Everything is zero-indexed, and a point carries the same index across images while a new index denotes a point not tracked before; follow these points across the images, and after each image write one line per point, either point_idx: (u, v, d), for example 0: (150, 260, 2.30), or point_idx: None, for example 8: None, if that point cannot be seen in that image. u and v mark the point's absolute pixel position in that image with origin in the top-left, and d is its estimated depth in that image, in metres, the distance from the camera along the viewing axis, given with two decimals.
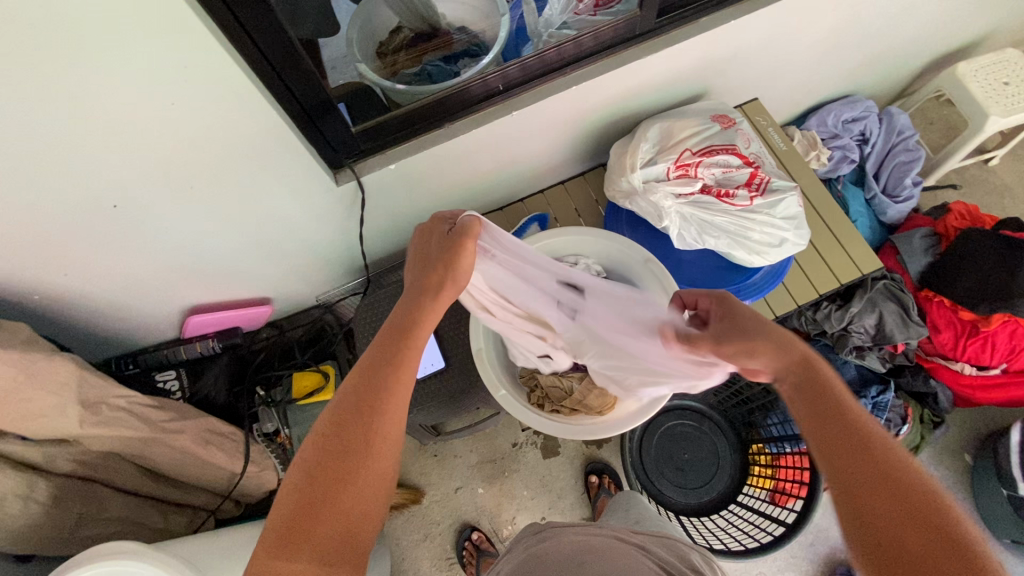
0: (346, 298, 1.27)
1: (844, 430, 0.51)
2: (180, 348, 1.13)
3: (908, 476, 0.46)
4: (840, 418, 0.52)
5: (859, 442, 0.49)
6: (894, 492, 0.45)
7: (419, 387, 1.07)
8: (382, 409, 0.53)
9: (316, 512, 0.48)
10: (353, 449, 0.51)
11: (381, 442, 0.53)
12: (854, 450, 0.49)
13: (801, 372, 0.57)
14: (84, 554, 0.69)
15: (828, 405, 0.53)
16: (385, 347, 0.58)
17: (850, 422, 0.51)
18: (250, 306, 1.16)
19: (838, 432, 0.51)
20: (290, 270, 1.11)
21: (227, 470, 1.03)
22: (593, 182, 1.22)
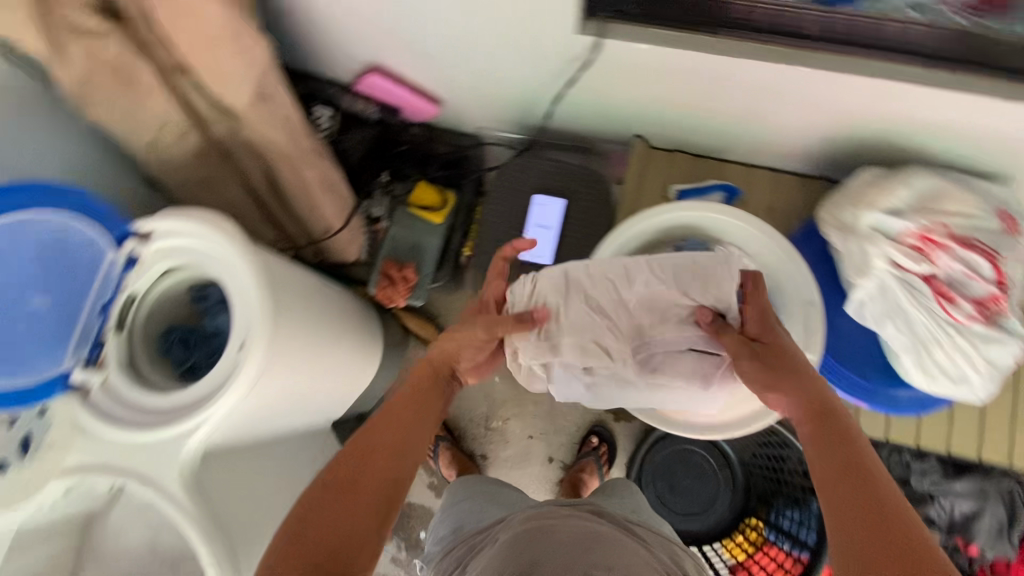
0: (500, 146, 1.23)
1: (842, 456, 0.58)
2: (343, 96, 1.13)
3: (889, 504, 0.53)
4: (846, 449, 0.58)
5: (856, 468, 0.57)
6: (873, 519, 0.52)
7: (518, 267, 1.04)
8: (370, 478, 0.62)
9: (308, 529, 0.57)
10: (338, 497, 0.60)
11: (365, 492, 0.61)
12: (852, 495, 0.55)
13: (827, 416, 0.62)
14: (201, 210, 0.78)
15: (845, 445, 0.59)
16: (335, 468, 0.62)
17: (852, 458, 0.57)
18: (421, 99, 1.12)
19: (841, 482, 0.56)
20: (475, 86, 1.05)
21: (325, 223, 1.08)
22: (808, 190, 1.04)
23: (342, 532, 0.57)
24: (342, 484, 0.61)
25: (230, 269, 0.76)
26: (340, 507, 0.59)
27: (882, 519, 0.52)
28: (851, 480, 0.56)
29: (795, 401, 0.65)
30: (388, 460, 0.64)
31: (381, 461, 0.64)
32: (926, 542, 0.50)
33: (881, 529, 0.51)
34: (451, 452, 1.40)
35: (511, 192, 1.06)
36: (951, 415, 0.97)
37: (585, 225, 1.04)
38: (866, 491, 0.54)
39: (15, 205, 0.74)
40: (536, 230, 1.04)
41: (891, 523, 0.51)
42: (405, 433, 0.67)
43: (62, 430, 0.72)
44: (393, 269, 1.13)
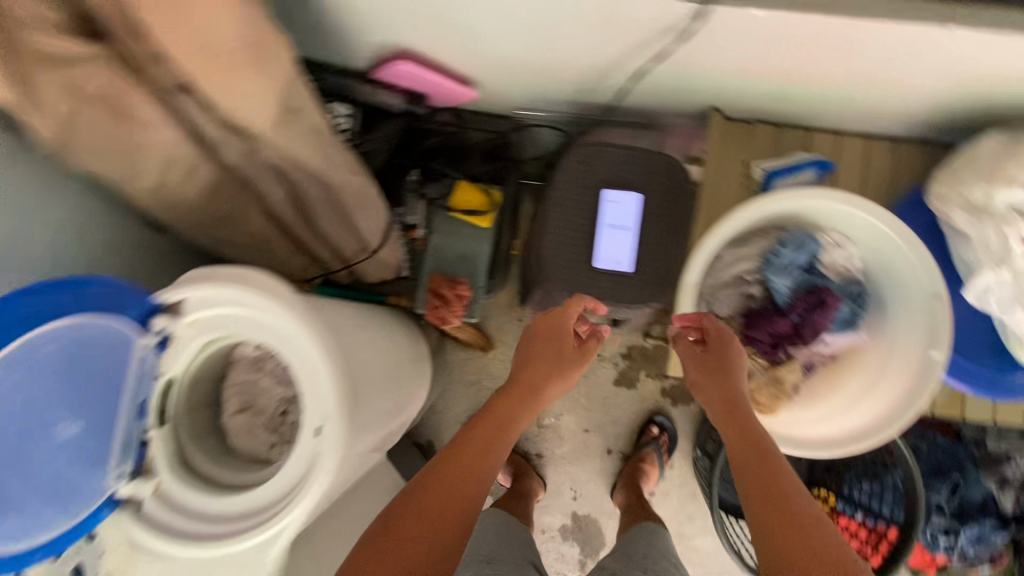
0: (544, 127, 1.07)
1: (754, 457, 0.64)
2: (364, 86, 0.94)
3: (777, 479, 0.61)
4: (755, 454, 0.64)
5: (760, 449, 0.65)
6: (803, 538, 0.56)
7: (591, 275, 0.89)
8: (432, 498, 0.65)
9: (398, 538, 0.62)
10: (426, 508, 0.64)
11: (437, 504, 0.65)
12: (754, 467, 0.63)
13: (736, 412, 0.69)
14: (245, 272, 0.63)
15: (756, 447, 0.65)
16: (420, 486, 0.67)
17: (754, 434, 0.66)
18: (455, 84, 0.95)
19: (750, 450, 0.65)
20: (522, 68, 0.88)
21: (360, 242, 0.93)
22: (901, 157, 0.93)
23: (416, 540, 0.62)
24: (419, 506, 0.64)
25: (287, 340, 0.63)
26: (411, 512, 0.64)
27: (791, 512, 0.58)
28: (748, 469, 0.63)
29: (711, 395, 0.72)
30: (520, 400, 0.78)
31: (511, 402, 0.77)
32: (803, 510, 0.58)
33: (779, 501, 0.59)
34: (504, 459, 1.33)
35: (573, 189, 0.90)
36: None
37: (666, 223, 0.89)
38: (762, 473, 0.62)
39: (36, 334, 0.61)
40: (609, 232, 0.89)
41: (756, 439, 0.65)
42: (511, 416, 0.76)
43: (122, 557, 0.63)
44: (445, 287, 0.97)
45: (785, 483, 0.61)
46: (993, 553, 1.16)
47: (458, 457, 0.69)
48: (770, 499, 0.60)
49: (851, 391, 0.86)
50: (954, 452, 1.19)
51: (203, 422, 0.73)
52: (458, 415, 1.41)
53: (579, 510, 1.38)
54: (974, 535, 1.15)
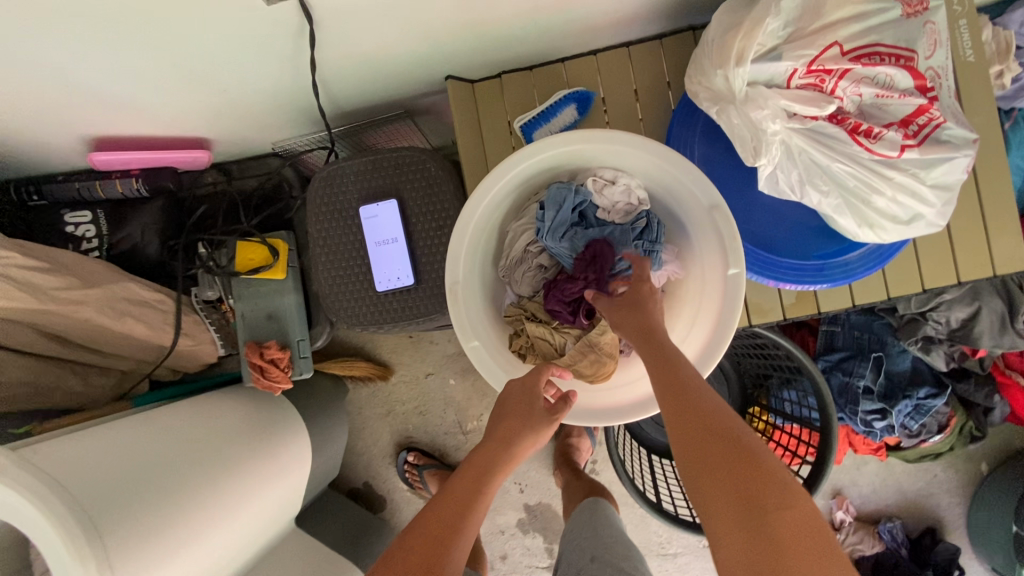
0: (314, 151, 0.99)
1: (677, 400, 0.55)
2: (95, 184, 0.90)
3: (721, 423, 0.53)
4: (680, 395, 0.56)
5: (680, 387, 0.56)
6: (747, 480, 0.48)
7: (378, 300, 0.82)
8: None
9: None
10: None
11: None
12: (684, 409, 0.55)
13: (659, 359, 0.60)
14: None
15: (674, 384, 0.56)
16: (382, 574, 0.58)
17: (670, 373, 0.58)
18: (182, 149, 0.89)
19: (693, 399, 0.55)
20: (228, 112, 0.81)
21: (153, 342, 0.89)
22: (666, 55, 0.82)
23: None
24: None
25: None
26: None
27: (756, 464, 0.49)
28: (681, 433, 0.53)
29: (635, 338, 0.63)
30: (480, 470, 0.67)
31: (467, 476, 0.67)
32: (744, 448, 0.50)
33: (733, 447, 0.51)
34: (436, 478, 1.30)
35: (329, 216, 0.82)
36: (917, 253, 0.81)
37: (434, 218, 0.82)
38: (688, 418, 0.54)
39: None
40: (379, 250, 0.82)
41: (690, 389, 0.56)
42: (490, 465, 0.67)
43: None
44: (256, 355, 0.91)
45: (714, 415, 0.53)
46: (941, 420, 1.09)
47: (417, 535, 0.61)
48: (708, 461, 0.51)
49: (681, 326, 0.76)
50: (871, 328, 1.11)
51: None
52: (384, 448, 1.38)
53: (530, 501, 1.35)
54: (909, 408, 1.07)
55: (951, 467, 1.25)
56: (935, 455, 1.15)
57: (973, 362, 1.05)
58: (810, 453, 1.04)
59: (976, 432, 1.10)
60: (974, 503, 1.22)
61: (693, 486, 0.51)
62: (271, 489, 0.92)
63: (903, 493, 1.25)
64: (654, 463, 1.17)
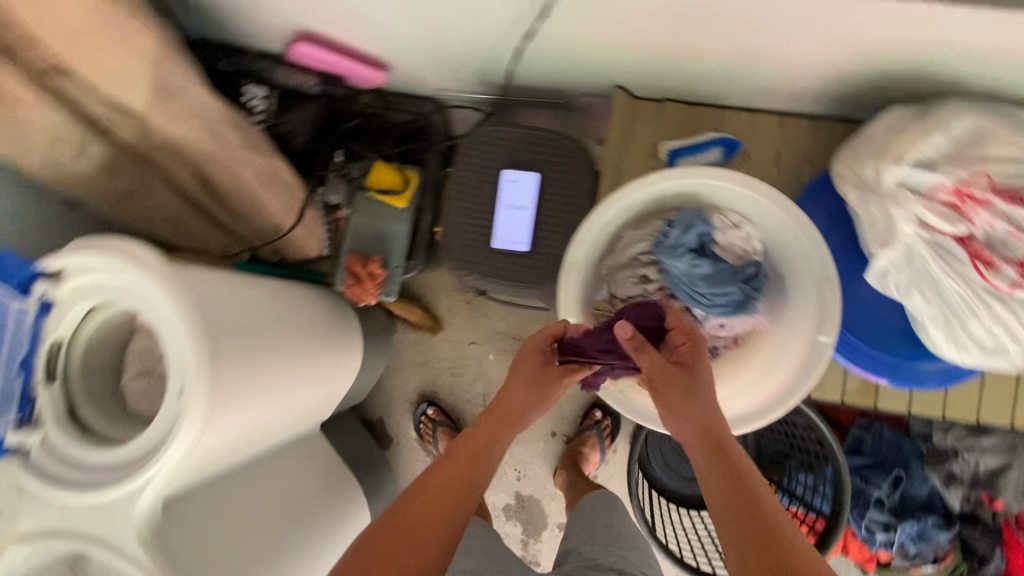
0: (466, 109, 1.08)
1: (714, 446, 0.60)
2: (278, 69, 0.98)
3: (751, 482, 0.57)
4: (717, 445, 0.60)
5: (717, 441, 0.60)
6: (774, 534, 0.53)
7: (490, 255, 0.90)
8: (411, 517, 0.59)
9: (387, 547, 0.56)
10: (408, 532, 0.57)
11: (424, 528, 0.58)
12: (720, 458, 0.59)
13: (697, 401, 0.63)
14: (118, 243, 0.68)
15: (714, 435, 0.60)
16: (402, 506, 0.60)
17: (706, 423, 0.61)
18: (364, 65, 0.96)
19: (725, 455, 0.59)
20: (422, 49, 0.90)
21: (275, 222, 0.98)
22: (817, 136, 0.89)
23: (406, 548, 0.56)
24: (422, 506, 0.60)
25: (156, 312, 0.68)
26: (400, 530, 0.58)
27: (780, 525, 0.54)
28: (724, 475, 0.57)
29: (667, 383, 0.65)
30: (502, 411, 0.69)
31: (489, 420, 0.68)
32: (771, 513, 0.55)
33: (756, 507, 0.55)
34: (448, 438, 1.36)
35: (474, 168, 0.91)
36: (984, 387, 0.85)
37: (563, 202, 0.90)
38: (723, 468, 0.58)
39: None
40: (508, 212, 0.89)
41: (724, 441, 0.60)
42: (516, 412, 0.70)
43: (10, 498, 0.68)
44: (357, 265, 1.01)
45: (746, 472, 0.58)
46: (938, 554, 1.11)
47: (442, 471, 0.63)
48: (745, 500, 0.56)
49: (754, 370, 0.83)
50: (900, 447, 1.14)
51: (98, 387, 0.78)
52: (408, 393, 1.45)
53: (522, 490, 1.40)
54: (913, 531, 1.11)
55: None
56: None
57: (986, 512, 1.09)
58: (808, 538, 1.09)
59: None
60: None
61: (727, 521, 0.55)
62: (321, 384, 1.00)
63: None
64: (655, 498, 1.21)
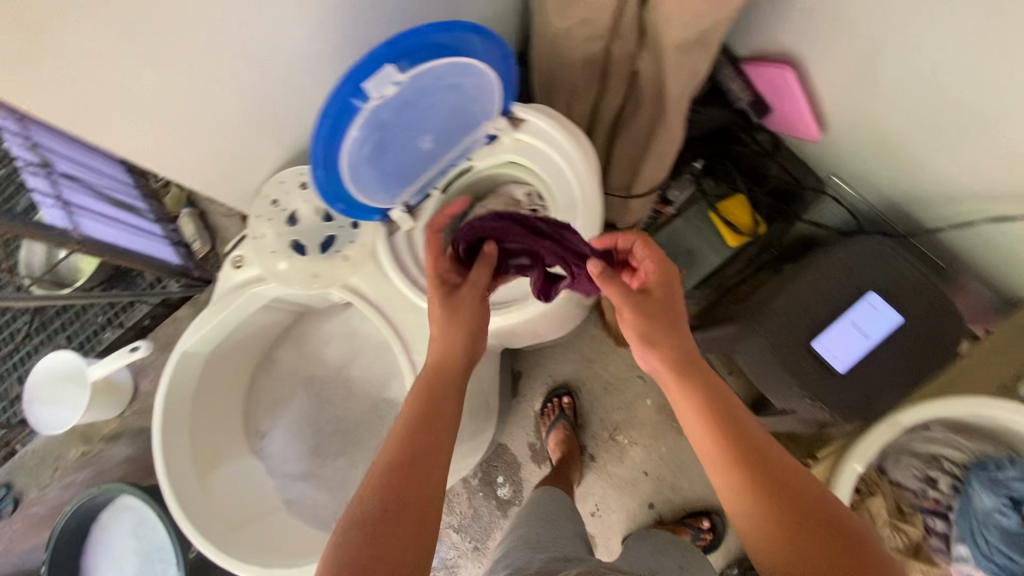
0: (839, 206, 1.06)
1: (737, 432, 0.55)
2: (728, 69, 0.98)
3: (829, 524, 0.49)
4: (765, 456, 0.54)
5: (761, 450, 0.55)
6: None
7: (800, 351, 0.88)
8: (410, 482, 0.52)
9: (400, 516, 0.49)
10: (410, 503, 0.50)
11: (420, 506, 0.50)
12: (755, 469, 0.53)
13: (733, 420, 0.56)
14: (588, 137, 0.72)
15: (777, 471, 0.53)
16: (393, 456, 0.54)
17: (762, 450, 0.55)
18: (808, 118, 0.95)
19: (787, 499, 0.51)
20: (885, 141, 0.88)
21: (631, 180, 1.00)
22: None
23: (408, 523, 0.49)
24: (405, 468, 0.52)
25: (570, 207, 0.73)
26: (406, 500, 0.50)
27: None
28: (732, 445, 0.54)
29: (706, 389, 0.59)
30: (444, 395, 0.60)
31: (441, 414, 0.59)
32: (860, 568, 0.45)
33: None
34: (567, 436, 1.35)
35: (842, 271, 0.89)
36: None
37: (900, 357, 0.86)
38: (799, 518, 0.49)
39: (447, 41, 0.58)
40: (846, 329, 0.87)
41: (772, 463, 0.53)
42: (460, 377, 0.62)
43: (361, 251, 0.74)
44: None
45: (785, 475, 0.53)
46: None
47: (447, 439, 0.56)
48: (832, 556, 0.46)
49: None
50: None
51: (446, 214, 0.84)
52: (557, 372, 1.45)
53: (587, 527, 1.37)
54: None
55: None
56: None
57: None
58: None
59: None
60: None
61: None
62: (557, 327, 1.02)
63: None
64: None
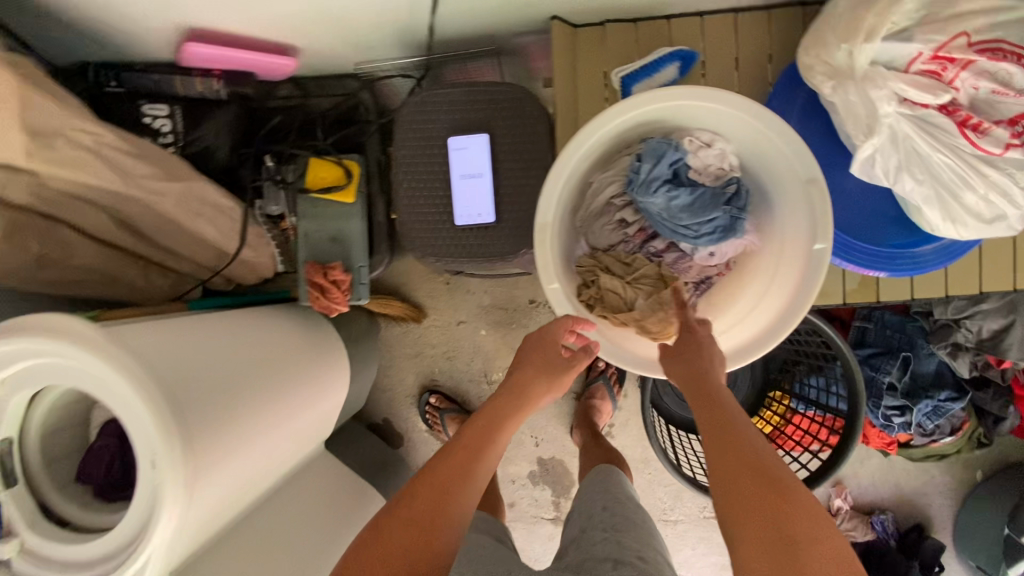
0: (395, 78, 0.98)
1: (723, 409, 0.62)
2: (176, 78, 0.88)
3: (741, 437, 0.60)
4: (733, 421, 0.61)
5: (729, 418, 0.62)
6: (774, 501, 0.54)
7: (457, 234, 0.83)
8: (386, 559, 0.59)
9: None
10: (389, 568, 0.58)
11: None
12: (730, 414, 0.62)
13: (718, 393, 0.64)
14: (41, 320, 0.59)
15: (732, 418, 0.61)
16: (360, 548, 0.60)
17: (725, 408, 0.63)
18: (268, 53, 0.86)
19: (719, 426, 0.61)
20: (323, 18, 0.79)
21: (219, 248, 0.89)
22: (776, 30, 0.82)
23: None
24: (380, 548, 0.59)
25: (99, 385, 0.60)
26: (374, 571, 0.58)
27: (780, 486, 0.55)
28: (714, 394, 0.64)
29: (691, 368, 0.67)
30: (438, 481, 0.65)
31: (424, 495, 0.63)
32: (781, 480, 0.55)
33: (770, 480, 0.55)
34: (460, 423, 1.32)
35: (419, 144, 0.82)
36: (981, 254, 0.83)
37: (522, 159, 0.82)
38: (735, 449, 0.58)
39: None
40: (463, 183, 0.82)
41: (737, 419, 0.61)
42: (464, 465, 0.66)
43: None
44: (318, 275, 0.92)
45: (748, 433, 0.60)
46: (955, 423, 1.14)
47: (405, 518, 0.62)
48: (745, 469, 0.57)
49: (749, 294, 0.80)
50: (903, 329, 1.14)
51: (67, 473, 0.72)
52: (409, 389, 1.40)
53: (544, 454, 1.39)
54: (929, 408, 1.12)
55: (947, 469, 1.31)
56: (941, 456, 1.21)
57: (994, 372, 1.10)
58: (829, 440, 1.11)
59: (984, 439, 1.17)
60: (964, 507, 1.29)
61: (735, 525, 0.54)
62: (309, 408, 0.93)
63: (900, 490, 1.32)
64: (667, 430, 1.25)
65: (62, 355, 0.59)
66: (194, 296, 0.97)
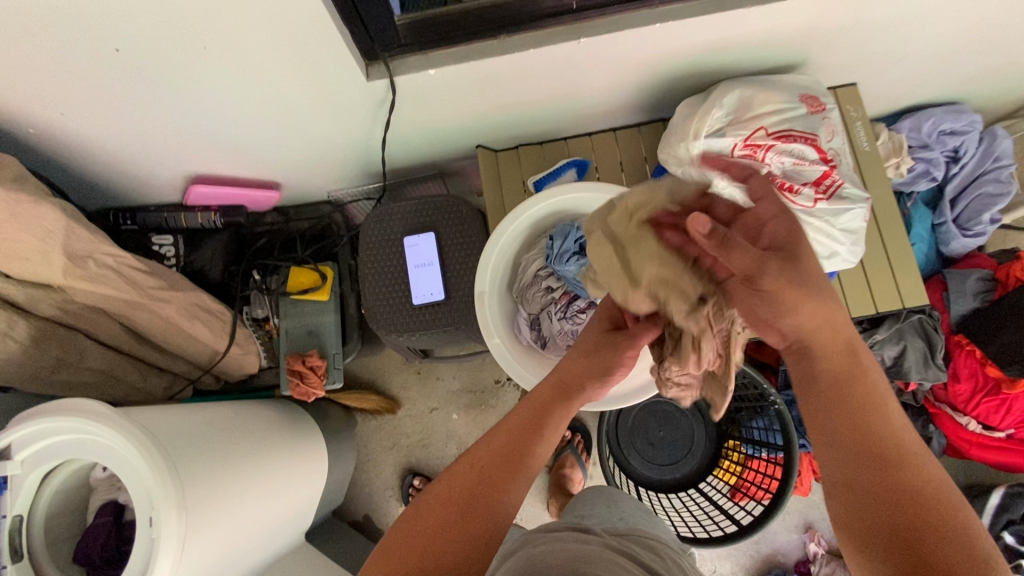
0: (359, 201, 1.21)
1: (859, 397, 0.54)
2: (180, 215, 1.08)
3: (884, 439, 0.52)
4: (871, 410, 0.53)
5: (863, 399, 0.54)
6: (923, 526, 0.47)
7: (415, 313, 1.00)
8: (453, 515, 0.56)
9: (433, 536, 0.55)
10: (459, 521, 0.55)
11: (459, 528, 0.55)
12: (863, 403, 0.54)
13: (851, 379, 0.55)
14: (59, 404, 0.70)
15: (860, 405, 0.54)
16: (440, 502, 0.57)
17: (865, 394, 0.54)
18: (257, 188, 1.09)
19: (843, 407, 0.54)
20: (299, 159, 1.02)
21: (210, 347, 1.03)
22: (646, 139, 1.09)
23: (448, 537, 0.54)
24: (452, 510, 0.56)
25: (107, 452, 0.70)
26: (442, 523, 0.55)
27: (931, 521, 0.47)
28: (849, 387, 0.55)
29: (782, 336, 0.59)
30: (513, 440, 0.61)
31: (495, 449, 0.61)
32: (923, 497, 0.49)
33: (909, 501, 0.49)
34: None
35: (379, 245, 1.02)
36: (842, 286, 1.02)
37: (463, 249, 1.02)
38: (866, 440, 0.52)
39: None
40: (417, 271, 1.00)
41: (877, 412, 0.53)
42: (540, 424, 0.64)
43: None
44: (298, 363, 1.05)
45: (893, 429, 0.53)
46: None
47: (475, 470, 0.59)
48: (882, 469, 0.51)
49: None
50: None
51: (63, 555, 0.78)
52: (388, 480, 1.45)
53: None
54: None
55: None
56: None
57: (907, 396, 1.25)
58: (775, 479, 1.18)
59: None
60: None
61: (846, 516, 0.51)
62: (294, 482, 1.01)
63: None
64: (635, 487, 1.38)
65: (77, 430, 0.69)
66: (184, 395, 1.08)
